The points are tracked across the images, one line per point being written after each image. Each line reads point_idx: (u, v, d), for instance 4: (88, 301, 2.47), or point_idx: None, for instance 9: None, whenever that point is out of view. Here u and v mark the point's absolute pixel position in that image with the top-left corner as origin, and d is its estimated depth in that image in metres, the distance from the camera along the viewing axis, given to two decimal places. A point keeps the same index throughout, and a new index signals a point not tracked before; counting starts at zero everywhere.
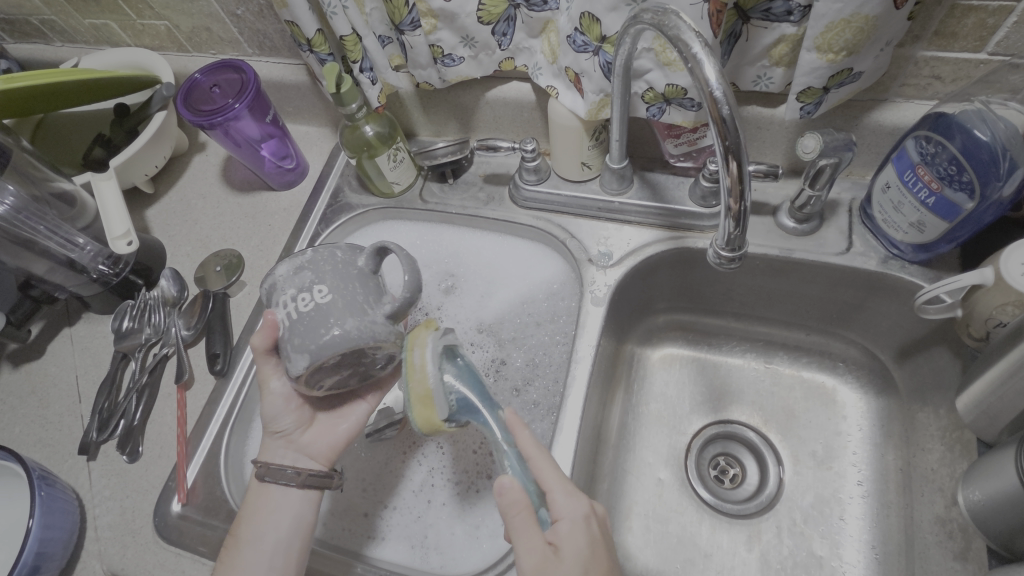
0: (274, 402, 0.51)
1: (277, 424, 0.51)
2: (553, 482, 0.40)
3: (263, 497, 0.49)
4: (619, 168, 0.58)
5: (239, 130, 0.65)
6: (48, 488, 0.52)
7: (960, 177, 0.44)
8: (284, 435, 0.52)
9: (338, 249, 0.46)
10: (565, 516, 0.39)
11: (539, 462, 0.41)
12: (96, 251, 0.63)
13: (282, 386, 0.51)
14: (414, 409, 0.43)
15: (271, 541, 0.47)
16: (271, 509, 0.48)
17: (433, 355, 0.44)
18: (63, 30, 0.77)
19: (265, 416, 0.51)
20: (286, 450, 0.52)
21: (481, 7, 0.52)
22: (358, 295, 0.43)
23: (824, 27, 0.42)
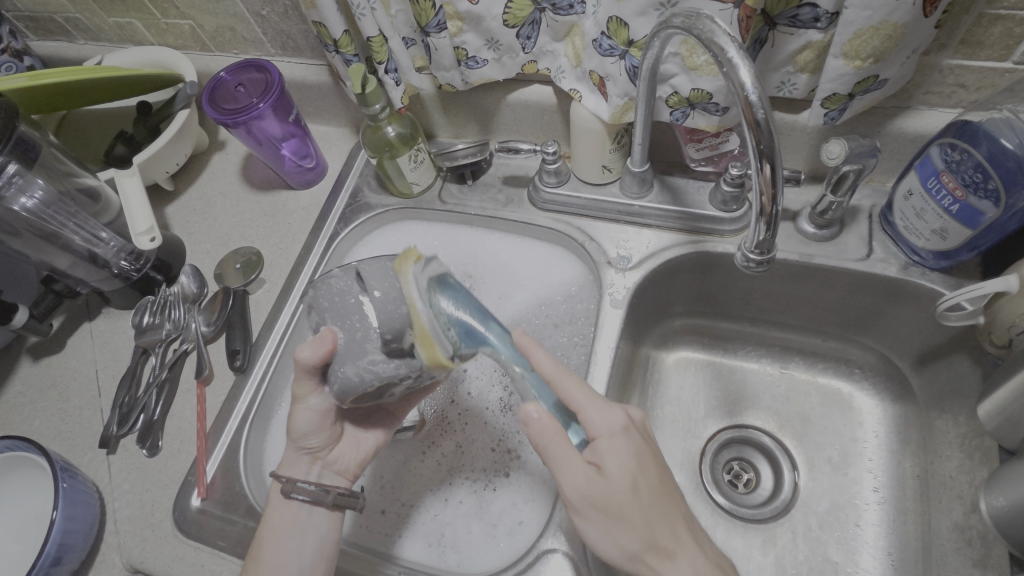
0: (305, 417, 0.49)
1: (306, 441, 0.51)
2: (584, 403, 0.42)
3: (289, 517, 0.49)
4: (640, 172, 0.59)
5: (262, 129, 0.66)
6: (70, 480, 0.53)
7: (985, 185, 0.44)
8: (312, 451, 0.51)
9: (334, 277, 0.42)
10: (602, 432, 0.41)
11: (564, 381, 0.42)
12: (118, 246, 0.63)
13: (319, 402, 0.49)
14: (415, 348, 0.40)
15: (298, 565, 0.47)
16: (297, 532, 0.48)
17: (419, 291, 0.40)
18: (87, 28, 0.78)
19: (298, 431, 0.50)
20: (311, 468, 0.52)
21: (507, 11, 0.52)
22: (356, 337, 0.41)
23: (852, 34, 0.42)
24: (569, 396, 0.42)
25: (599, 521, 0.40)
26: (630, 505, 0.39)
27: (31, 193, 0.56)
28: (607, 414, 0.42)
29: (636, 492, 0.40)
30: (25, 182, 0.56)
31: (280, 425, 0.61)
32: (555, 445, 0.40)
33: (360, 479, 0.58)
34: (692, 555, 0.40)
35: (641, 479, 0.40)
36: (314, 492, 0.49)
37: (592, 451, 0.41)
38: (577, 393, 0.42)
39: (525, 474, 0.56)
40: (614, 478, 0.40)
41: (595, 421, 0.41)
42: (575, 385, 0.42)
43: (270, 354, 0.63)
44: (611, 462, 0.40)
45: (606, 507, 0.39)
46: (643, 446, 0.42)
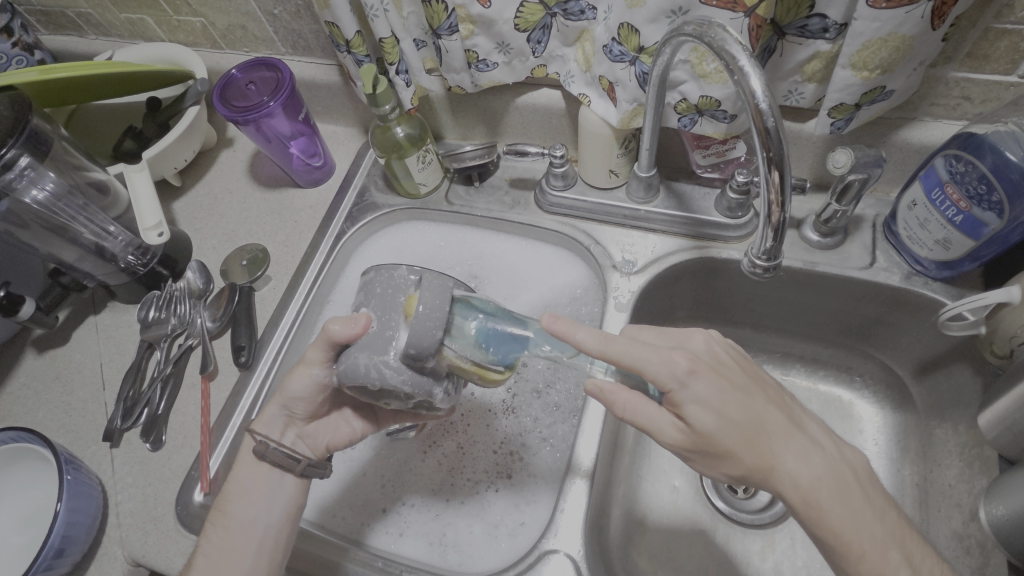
0: (300, 383, 0.48)
1: (293, 405, 0.50)
2: (642, 357, 0.38)
3: (259, 477, 0.49)
4: (647, 176, 0.59)
5: (271, 127, 0.66)
6: (74, 472, 0.53)
7: (988, 197, 0.45)
8: (292, 415, 0.50)
9: (398, 270, 0.44)
10: (672, 385, 0.38)
11: (612, 343, 0.38)
12: (126, 241, 0.64)
13: (322, 375, 0.48)
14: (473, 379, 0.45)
15: (262, 525, 0.47)
16: (265, 492, 0.49)
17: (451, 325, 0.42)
18: (99, 23, 0.78)
19: (290, 390, 0.49)
20: (287, 431, 0.51)
21: (519, 15, 0.52)
22: (386, 329, 0.41)
23: (861, 45, 0.42)
24: (622, 360, 0.38)
25: (703, 461, 0.39)
26: (732, 443, 0.38)
27: (42, 185, 0.57)
28: (670, 364, 0.38)
29: (731, 428, 0.38)
30: (36, 175, 0.56)
31: None
32: (632, 408, 0.39)
33: (361, 475, 0.58)
34: (804, 462, 0.39)
35: (732, 410, 0.38)
36: (286, 457, 0.49)
37: (671, 401, 0.38)
38: (628, 347, 0.38)
39: (527, 475, 0.56)
40: (702, 425, 0.37)
41: (660, 378, 0.38)
42: (627, 344, 0.38)
43: (275, 351, 0.63)
44: (693, 408, 0.37)
45: (708, 451, 0.38)
46: (716, 377, 0.38)
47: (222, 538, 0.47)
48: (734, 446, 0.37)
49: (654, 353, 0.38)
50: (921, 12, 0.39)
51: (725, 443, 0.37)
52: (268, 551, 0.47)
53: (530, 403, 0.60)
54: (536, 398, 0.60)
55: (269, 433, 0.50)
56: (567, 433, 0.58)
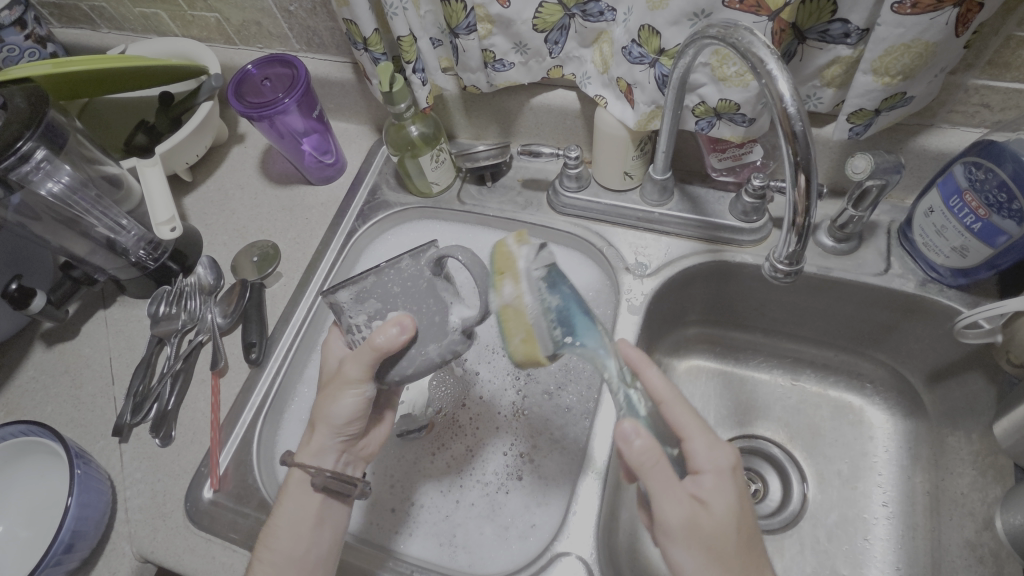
0: (351, 404, 0.46)
1: (351, 433, 0.49)
2: (692, 431, 0.41)
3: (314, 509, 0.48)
4: (662, 179, 0.59)
5: (285, 123, 0.66)
6: (84, 467, 0.53)
7: (1009, 205, 0.45)
8: (346, 442, 0.50)
9: (405, 262, 0.44)
10: (708, 466, 0.39)
11: (677, 407, 0.41)
12: (139, 235, 0.64)
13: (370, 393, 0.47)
14: (512, 342, 0.43)
15: (320, 556, 0.47)
16: (324, 521, 0.48)
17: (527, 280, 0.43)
18: (112, 17, 0.78)
19: (339, 417, 0.47)
20: (338, 456, 0.50)
21: (538, 15, 0.52)
22: (434, 314, 0.42)
23: (883, 50, 0.42)
24: (678, 422, 0.41)
25: (695, 550, 0.37)
26: (728, 542, 0.38)
27: (58, 178, 0.57)
28: (718, 452, 0.40)
29: (736, 534, 0.38)
30: (52, 168, 0.56)
31: (293, 419, 0.61)
32: (659, 470, 0.37)
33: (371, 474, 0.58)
34: None
35: (740, 519, 0.38)
36: (346, 484, 0.49)
37: (694, 482, 0.39)
38: (689, 421, 0.41)
39: (538, 477, 0.56)
40: (716, 514, 0.38)
41: (704, 454, 0.40)
42: (687, 417, 0.41)
43: (286, 348, 0.63)
44: (716, 497, 0.38)
45: (705, 537, 0.37)
46: (743, 484, 0.40)
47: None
48: (737, 547, 0.38)
49: (708, 432, 0.41)
50: (946, 18, 0.39)
51: (724, 543, 0.38)
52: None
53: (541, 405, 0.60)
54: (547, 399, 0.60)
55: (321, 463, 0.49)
56: (579, 435, 0.58)
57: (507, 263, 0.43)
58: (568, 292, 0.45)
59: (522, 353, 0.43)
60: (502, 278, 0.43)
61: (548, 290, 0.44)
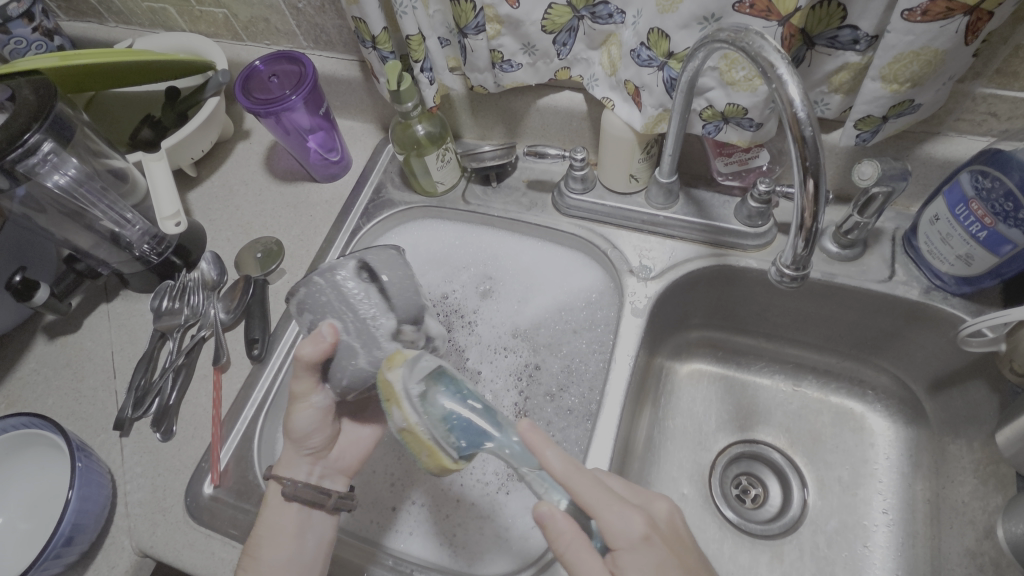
0: (305, 416, 0.49)
1: (311, 442, 0.50)
2: (600, 507, 0.37)
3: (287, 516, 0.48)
4: (667, 183, 0.59)
5: (291, 120, 0.66)
6: (85, 460, 0.53)
7: (1015, 214, 0.45)
8: (313, 452, 0.51)
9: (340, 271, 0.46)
10: (622, 542, 0.37)
11: (579, 479, 0.38)
12: (143, 230, 0.64)
13: (320, 400, 0.50)
14: (416, 450, 0.40)
15: (300, 567, 0.47)
16: (302, 530, 0.48)
17: (411, 400, 0.40)
18: (120, 11, 0.78)
19: (298, 430, 0.50)
20: (312, 468, 0.51)
21: (547, 16, 0.52)
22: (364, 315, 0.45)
23: (893, 57, 0.42)
24: (582, 499, 0.37)
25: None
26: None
27: (64, 171, 0.56)
28: (631, 526, 0.37)
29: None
30: (59, 161, 0.55)
31: None
32: (575, 549, 0.37)
33: (372, 473, 0.58)
34: None
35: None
36: (317, 495, 0.49)
37: (613, 559, 0.38)
38: (590, 491, 0.38)
39: None
40: None
41: (613, 530, 0.37)
42: (595, 491, 0.38)
43: (288, 344, 0.63)
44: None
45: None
46: (668, 549, 0.38)
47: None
48: None
49: (614, 505, 0.38)
50: (957, 26, 0.39)
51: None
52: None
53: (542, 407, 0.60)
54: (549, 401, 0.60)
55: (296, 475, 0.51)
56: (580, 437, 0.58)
57: (388, 390, 0.41)
58: (467, 392, 0.43)
59: (429, 463, 0.40)
60: (390, 406, 0.40)
61: (437, 397, 0.41)
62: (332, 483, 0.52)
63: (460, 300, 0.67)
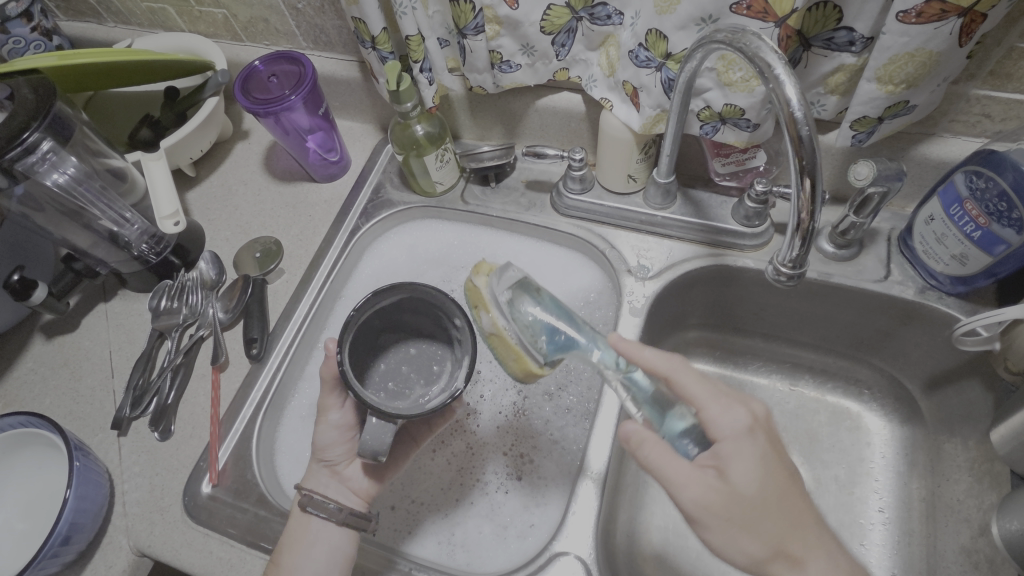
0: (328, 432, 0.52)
1: (327, 453, 0.52)
2: (705, 400, 0.39)
3: (303, 523, 0.49)
4: (665, 183, 0.59)
5: (290, 119, 0.66)
6: (83, 459, 0.53)
7: (1009, 214, 0.45)
8: (330, 464, 0.52)
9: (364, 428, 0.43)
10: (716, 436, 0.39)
11: (684, 376, 0.40)
12: (142, 229, 0.64)
13: (338, 415, 0.52)
14: (503, 358, 0.43)
15: (310, 573, 0.47)
16: (316, 541, 0.48)
17: (499, 312, 0.43)
18: (119, 11, 0.78)
19: (317, 443, 0.52)
20: (330, 481, 0.52)
21: (546, 17, 0.53)
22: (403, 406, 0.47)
23: (888, 59, 0.43)
24: (689, 394, 0.40)
25: (727, 525, 0.37)
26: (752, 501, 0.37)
27: (63, 170, 0.56)
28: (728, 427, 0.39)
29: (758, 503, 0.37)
30: (58, 159, 0.55)
31: (293, 416, 0.62)
32: (659, 453, 0.38)
33: None
34: (827, 568, 0.37)
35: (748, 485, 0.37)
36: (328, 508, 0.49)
37: (712, 453, 0.38)
38: (696, 387, 0.40)
39: (537, 476, 0.56)
40: (741, 486, 0.37)
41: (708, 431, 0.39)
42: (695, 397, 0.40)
43: (287, 343, 0.63)
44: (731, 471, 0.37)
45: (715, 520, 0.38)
46: (766, 444, 0.39)
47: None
48: (768, 506, 0.37)
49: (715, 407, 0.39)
50: (950, 28, 0.40)
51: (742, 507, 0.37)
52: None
53: (541, 406, 0.60)
54: (547, 401, 0.60)
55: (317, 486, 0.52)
56: (578, 436, 0.58)
57: (478, 298, 0.44)
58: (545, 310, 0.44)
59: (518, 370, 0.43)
60: (478, 311, 0.44)
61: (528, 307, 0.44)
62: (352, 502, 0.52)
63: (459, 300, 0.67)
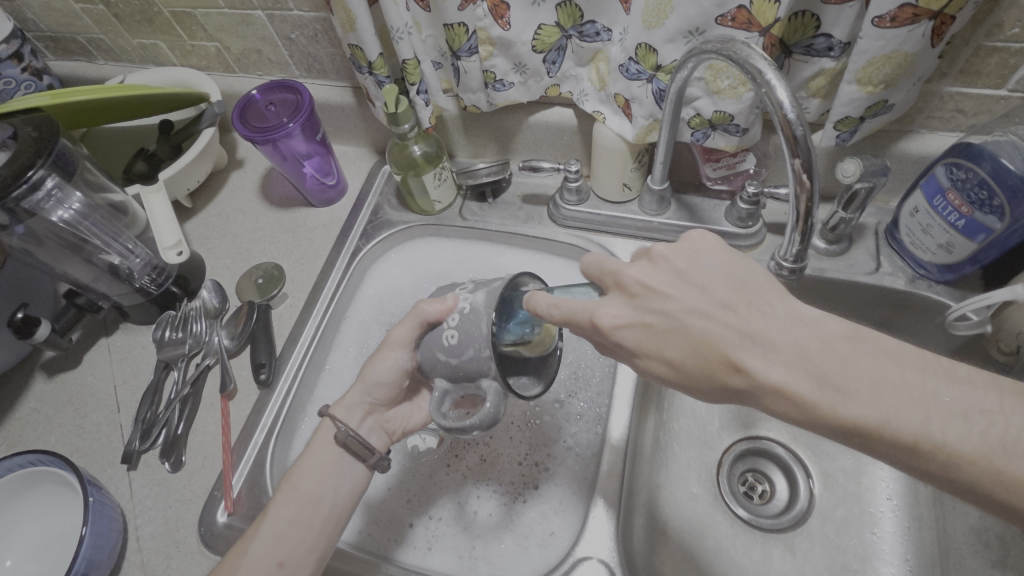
0: (386, 369, 0.52)
1: (376, 391, 0.53)
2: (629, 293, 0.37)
3: (330, 453, 0.51)
4: (659, 190, 0.61)
5: (287, 145, 0.67)
6: (97, 494, 0.52)
7: (990, 202, 0.47)
8: (373, 403, 0.54)
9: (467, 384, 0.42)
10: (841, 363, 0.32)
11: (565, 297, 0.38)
12: (145, 261, 0.64)
13: (404, 359, 0.52)
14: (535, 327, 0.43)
15: (328, 503, 0.49)
16: (335, 472, 0.50)
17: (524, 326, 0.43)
18: (110, 49, 0.79)
19: (371, 375, 0.52)
20: (364, 420, 0.53)
21: (537, 37, 0.55)
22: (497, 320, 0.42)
23: (866, 61, 0.45)
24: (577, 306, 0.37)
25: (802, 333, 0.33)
26: (853, 379, 0.32)
27: (68, 205, 0.57)
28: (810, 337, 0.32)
29: (866, 386, 0.31)
30: (63, 196, 0.56)
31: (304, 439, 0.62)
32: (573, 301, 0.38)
33: (387, 490, 0.58)
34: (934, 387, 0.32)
35: (827, 335, 0.33)
36: (360, 446, 0.50)
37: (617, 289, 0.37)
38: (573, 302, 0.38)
39: (554, 484, 0.57)
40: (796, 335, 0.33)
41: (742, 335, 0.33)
42: (710, 353, 0.33)
43: (295, 367, 0.63)
44: (856, 406, 0.31)
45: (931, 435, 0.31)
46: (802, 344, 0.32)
47: (287, 509, 0.48)
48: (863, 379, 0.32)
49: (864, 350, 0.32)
50: (922, 31, 0.42)
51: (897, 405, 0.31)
52: (330, 530, 0.49)
53: (552, 414, 0.61)
54: (558, 408, 0.61)
55: (348, 420, 0.53)
56: (592, 441, 0.59)
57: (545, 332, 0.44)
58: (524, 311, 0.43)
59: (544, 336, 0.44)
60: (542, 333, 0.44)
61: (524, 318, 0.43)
62: (375, 439, 0.54)
63: None
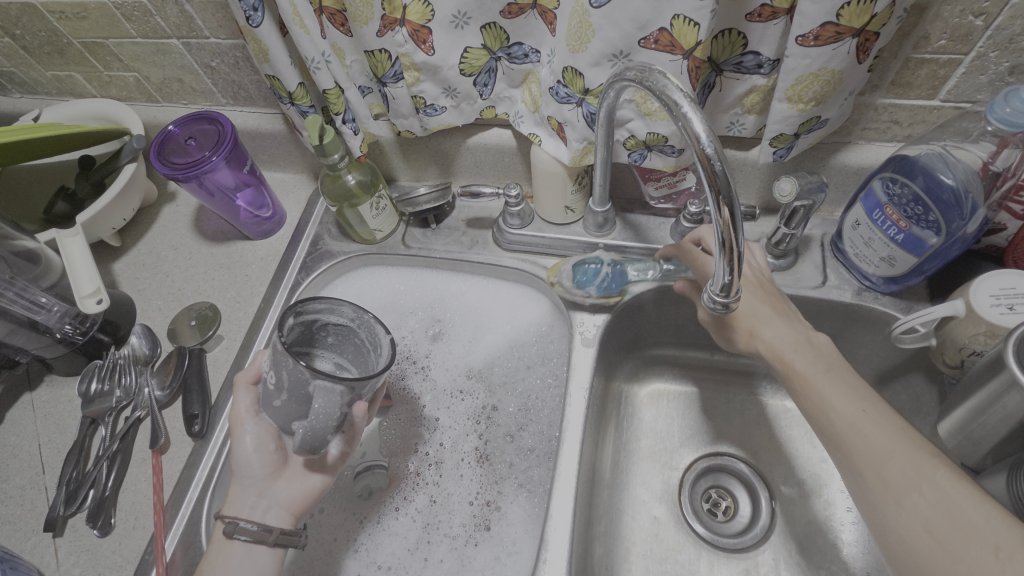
0: (248, 446, 0.46)
1: (249, 468, 0.46)
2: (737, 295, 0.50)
3: (224, 550, 0.44)
4: (602, 211, 0.59)
5: (213, 180, 0.63)
6: (11, 572, 0.48)
7: (926, 217, 0.47)
8: (253, 483, 0.46)
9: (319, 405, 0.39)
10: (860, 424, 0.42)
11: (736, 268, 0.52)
12: (63, 311, 0.60)
13: (254, 427, 0.47)
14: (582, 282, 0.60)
15: None
16: (234, 562, 0.44)
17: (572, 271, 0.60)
18: (23, 81, 0.75)
19: (235, 459, 0.46)
20: (254, 500, 0.46)
21: (463, 60, 0.53)
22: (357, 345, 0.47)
23: (794, 80, 0.44)
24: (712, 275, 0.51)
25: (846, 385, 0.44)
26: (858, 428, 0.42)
27: None
28: (862, 410, 0.42)
29: (875, 434, 0.41)
30: None
31: None
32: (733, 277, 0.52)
33: (334, 541, 0.55)
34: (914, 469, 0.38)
35: (858, 409, 0.42)
36: (256, 531, 0.44)
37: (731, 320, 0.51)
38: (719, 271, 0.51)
39: (507, 524, 0.55)
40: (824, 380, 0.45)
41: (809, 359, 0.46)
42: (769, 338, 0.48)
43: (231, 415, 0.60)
44: (862, 431, 0.41)
45: (921, 537, 0.36)
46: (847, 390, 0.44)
47: None
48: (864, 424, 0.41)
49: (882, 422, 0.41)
50: (847, 48, 0.41)
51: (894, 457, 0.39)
52: None
53: (503, 449, 0.59)
54: (508, 442, 0.59)
55: (240, 511, 0.46)
56: (544, 477, 0.56)
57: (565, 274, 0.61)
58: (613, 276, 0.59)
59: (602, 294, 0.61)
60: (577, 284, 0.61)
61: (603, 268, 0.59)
62: (275, 518, 0.46)
63: (410, 347, 0.65)
